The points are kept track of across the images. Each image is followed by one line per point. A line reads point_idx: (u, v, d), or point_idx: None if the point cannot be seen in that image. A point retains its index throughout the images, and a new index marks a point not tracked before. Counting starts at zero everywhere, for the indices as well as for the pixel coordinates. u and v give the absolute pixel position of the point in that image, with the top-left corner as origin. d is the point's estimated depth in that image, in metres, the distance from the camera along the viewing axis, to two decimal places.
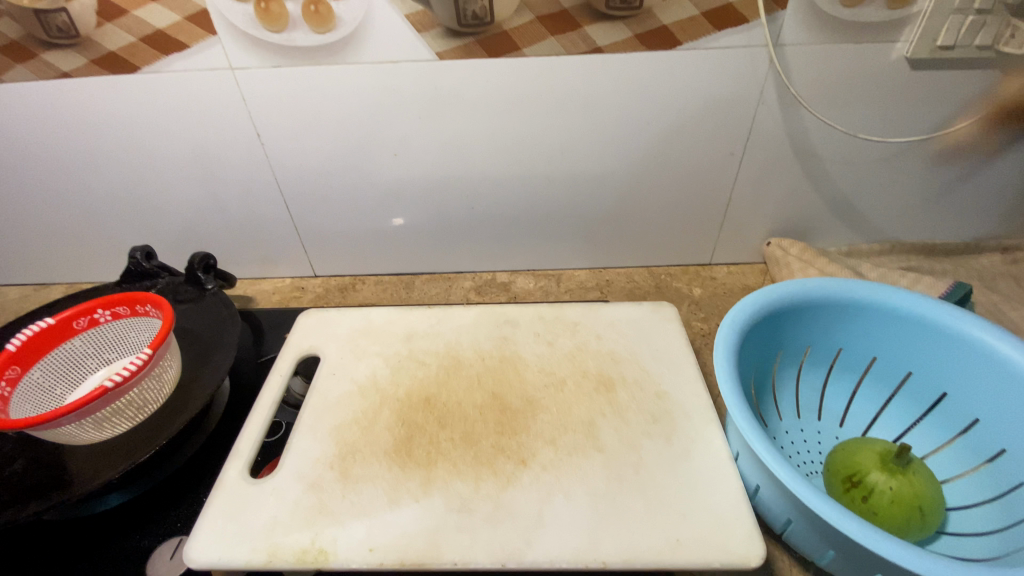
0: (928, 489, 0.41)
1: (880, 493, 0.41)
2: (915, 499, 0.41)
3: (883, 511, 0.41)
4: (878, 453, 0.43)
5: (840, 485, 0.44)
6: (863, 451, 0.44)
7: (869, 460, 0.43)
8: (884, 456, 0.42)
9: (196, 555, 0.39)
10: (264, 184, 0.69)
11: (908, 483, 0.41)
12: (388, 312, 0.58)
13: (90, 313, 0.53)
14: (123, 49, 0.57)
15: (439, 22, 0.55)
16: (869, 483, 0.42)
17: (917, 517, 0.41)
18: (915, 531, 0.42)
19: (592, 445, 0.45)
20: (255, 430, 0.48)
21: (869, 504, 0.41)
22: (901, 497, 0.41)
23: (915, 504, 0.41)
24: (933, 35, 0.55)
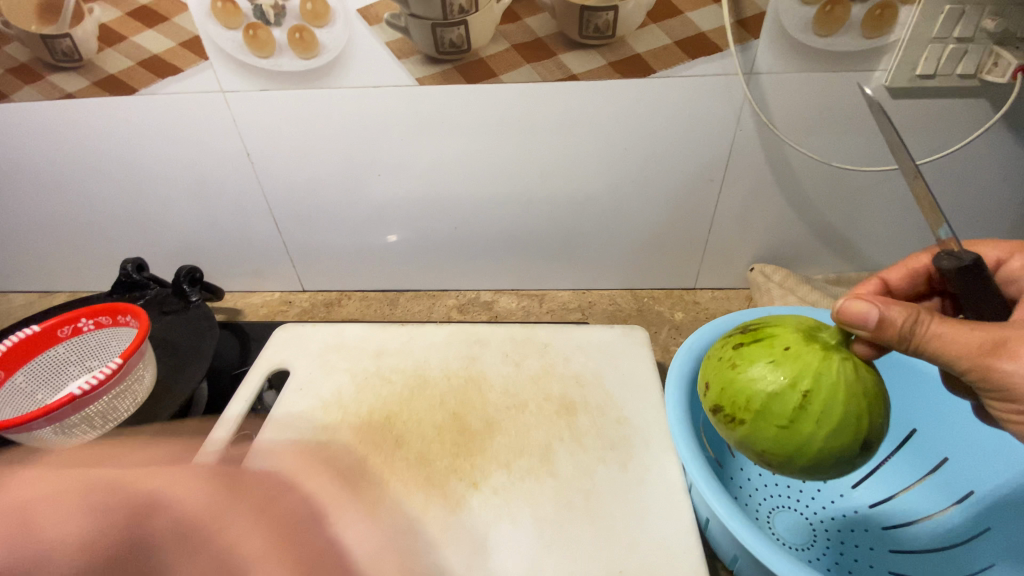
0: (845, 394, 0.33)
1: (768, 365, 0.34)
2: (813, 380, 0.33)
3: (752, 366, 0.35)
4: (809, 343, 0.35)
5: (734, 333, 0.39)
6: (799, 319, 0.38)
7: (795, 324, 0.37)
8: (817, 331, 0.36)
9: None
10: (254, 202, 0.71)
11: (818, 360, 0.34)
12: (361, 329, 0.59)
13: (73, 322, 0.55)
14: (122, 72, 0.60)
15: (417, 49, 0.57)
16: (773, 352, 0.35)
17: (797, 400, 0.33)
18: (774, 429, 0.34)
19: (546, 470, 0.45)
20: (217, 442, 0.49)
21: (746, 350, 0.36)
22: (795, 362, 0.34)
23: (804, 384, 0.33)
24: (912, 65, 0.55)
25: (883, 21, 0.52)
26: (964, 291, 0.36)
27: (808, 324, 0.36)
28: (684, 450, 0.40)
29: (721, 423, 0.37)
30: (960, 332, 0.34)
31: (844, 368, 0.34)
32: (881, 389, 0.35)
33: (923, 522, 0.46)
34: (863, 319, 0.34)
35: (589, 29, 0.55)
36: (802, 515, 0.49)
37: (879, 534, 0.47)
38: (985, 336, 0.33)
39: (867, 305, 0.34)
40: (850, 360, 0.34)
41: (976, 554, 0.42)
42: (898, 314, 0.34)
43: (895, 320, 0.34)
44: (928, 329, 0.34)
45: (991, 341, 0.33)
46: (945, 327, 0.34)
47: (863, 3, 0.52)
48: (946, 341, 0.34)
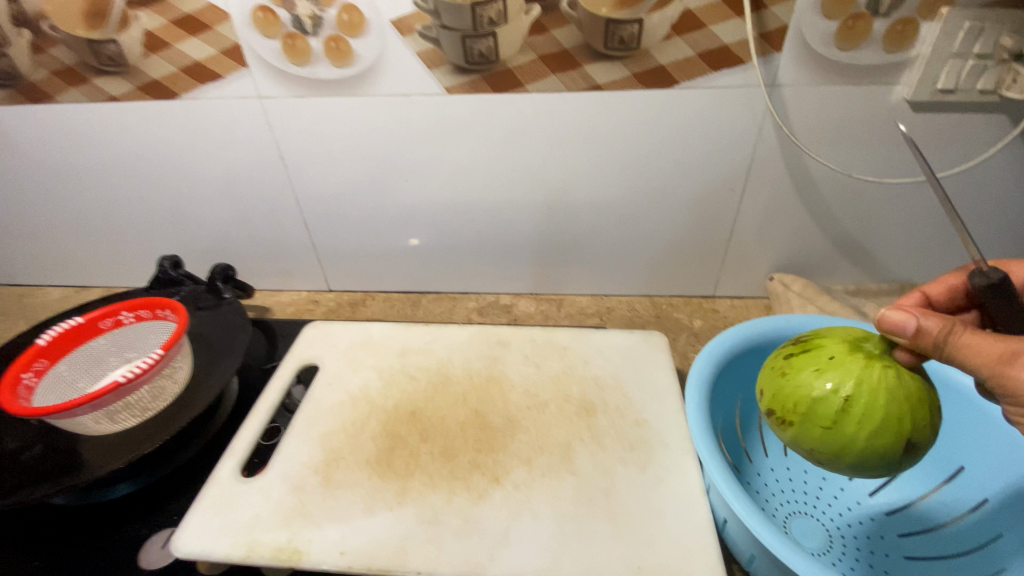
0: (889, 399, 0.34)
1: (815, 371, 0.37)
2: (857, 386, 0.35)
3: (800, 373, 0.37)
4: (855, 351, 0.36)
5: (788, 345, 0.41)
6: (851, 330, 0.39)
7: (844, 334, 0.38)
8: (864, 341, 0.37)
9: (183, 544, 0.42)
10: (285, 204, 0.74)
11: (861, 368, 0.35)
12: (387, 328, 0.61)
13: (115, 314, 0.58)
14: (166, 77, 0.63)
15: (447, 59, 0.59)
16: (820, 359, 0.37)
17: (842, 405, 0.35)
18: (821, 430, 0.36)
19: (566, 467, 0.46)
20: (251, 431, 0.51)
21: (795, 360, 0.38)
22: (841, 369, 0.36)
23: (849, 389, 0.35)
24: (932, 80, 0.55)
25: (904, 36, 0.53)
26: (996, 307, 0.36)
27: (856, 335, 0.38)
28: (706, 451, 0.41)
29: (774, 426, 0.39)
30: (982, 344, 0.35)
31: (888, 375, 0.35)
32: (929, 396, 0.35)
33: (938, 531, 0.47)
34: (901, 329, 0.35)
35: (614, 40, 0.56)
36: (818, 521, 0.49)
37: (894, 540, 0.48)
38: (1005, 346, 0.35)
39: (905, 316, 0.35)
40: (894, 367, 0.35)
41: (990, 559, 0.42)
42: (936, 325, 0.35)
43: (930, 330, 0.35)
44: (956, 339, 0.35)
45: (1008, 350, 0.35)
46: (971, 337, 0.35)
47: (884, 18, 0.53)
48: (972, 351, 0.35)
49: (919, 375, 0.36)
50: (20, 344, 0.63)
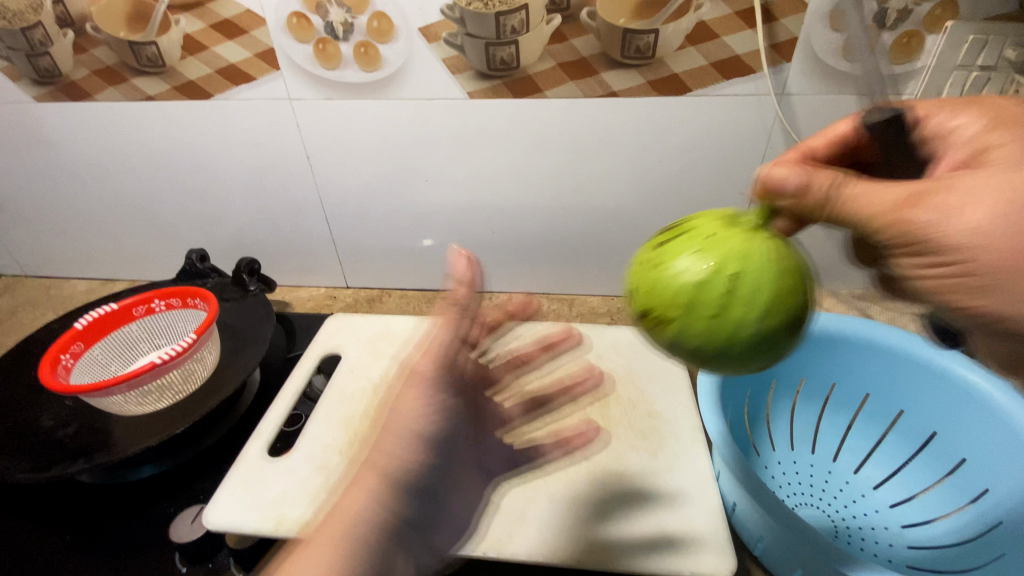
0: (762, 270, 0.32)
1: (692, 254, 0.33)
2: (731, 260, 0.32)
3: (670, 255, 0.34)
4: (731, 231, 0.34)
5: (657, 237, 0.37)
6: (719, 211, 0.36)
7: (714, 214, 0.36)
8: (733, 218, 0.35)
9: (214, 518, 0.44)
10: (308, 201, 0.77)
11: (739, 245, 0.33)
12: (406, 321, 0.63)
13: (148, 302, 0.61)
14: (201, 78, 0.66)
15: (470, 65, 0.62)
16: (697, 242, 0.34)
17: (719, 282, 0.32)
18: (706, 319, 0.32)
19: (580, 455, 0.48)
20: (277, 416, 0.53)
21: (665, 246, 0.35)
22: (710, 245, 0.33)
23: (727, 268, 0.32)
24: (937, 90, 0.58)
25: (909, 49, 0.56)
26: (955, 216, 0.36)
27: (729, 214, 0.35)
28: (717, 439, 0.43)
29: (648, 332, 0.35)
30: (966, 197, 0.32)
31: (764, 250, 0.33)
32: (801, 267, 0.33)
33: (939, 521, 0.48)
34: (783, 185, 0.35)
35: (630, 49, 0.59)
36: (824, 512, 0.51)
37: (898, 531, 0.49)
38: (903, 193, 0.34)
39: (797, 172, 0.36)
40: (770, 244, 0.33)
41: (988, 548, 0.44)
42: (817, 179, 0.35)
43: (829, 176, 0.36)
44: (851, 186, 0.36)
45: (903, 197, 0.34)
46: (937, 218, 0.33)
47: (891, 31, 0.55)
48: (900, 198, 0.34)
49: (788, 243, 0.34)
50: (55, 329, 0.66)
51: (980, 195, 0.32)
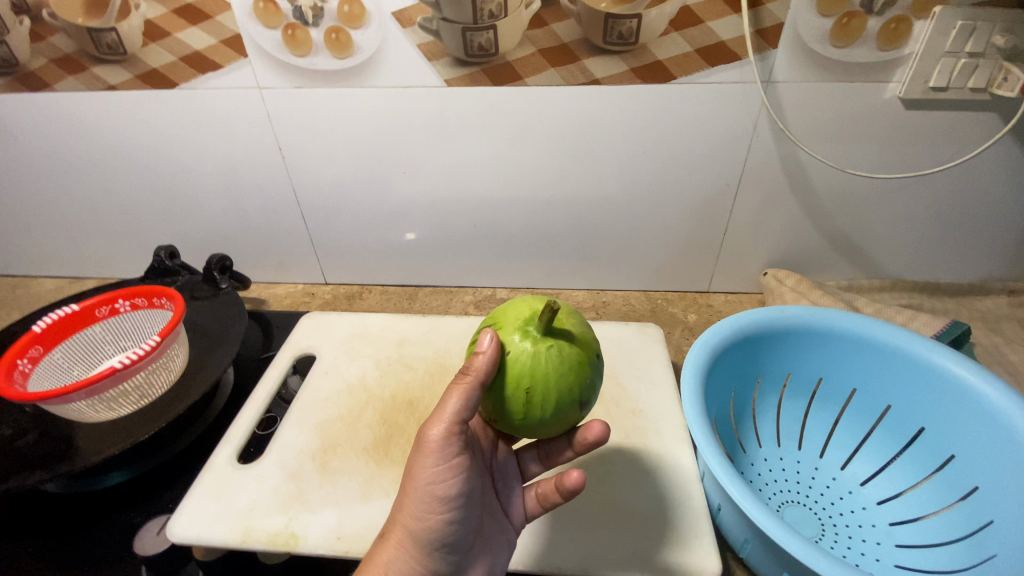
0: (552, 376, 0.36)
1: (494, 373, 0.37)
2: (521, 373, 0.36)
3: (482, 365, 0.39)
4: (522, 339, 0.37)
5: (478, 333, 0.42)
6: (521, 307, 0.40)
7: (513, 317, 0.39)
8: (532, 318, 0.38)
9: (179, 530, 0.42)
10: (282, 196, 0.74)
11: (528, 357, 0.36)
12: (384, 318, 0.61)
13: (111, 303, 0.58)
14: (165, 66, 0.62)
15: (447, 51, 0.59)
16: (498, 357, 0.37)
17: (514, 397, 0.37)
18: (517, 421, 0.37)
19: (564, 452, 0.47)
20: (247, 420, 0.51)
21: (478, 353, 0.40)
22: (505, 360, 0.37)
23: (519, 383, 0.36)
24: (924, 78, 0.56)
25: (898, 34, 0.54)
26: None
27: (523, 316, 0.39)
28: (702, 439, 0.41)
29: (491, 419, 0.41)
30: None
31: (551, 356, 0.36)
32: (583, 350, 0.38)
33: (927, 519, 0.48)
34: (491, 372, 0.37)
35: (613, 35, 0.57)
36: (812, 510, 0.50)
37: (885, 529, 0.49)
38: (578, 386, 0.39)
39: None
40: (554, 346, 0.37)
41: (979, 548, 0.43)
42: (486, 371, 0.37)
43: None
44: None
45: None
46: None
47: (878, 17, 0.53)
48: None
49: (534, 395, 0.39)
50: (15, 332, 0.63)
51: None
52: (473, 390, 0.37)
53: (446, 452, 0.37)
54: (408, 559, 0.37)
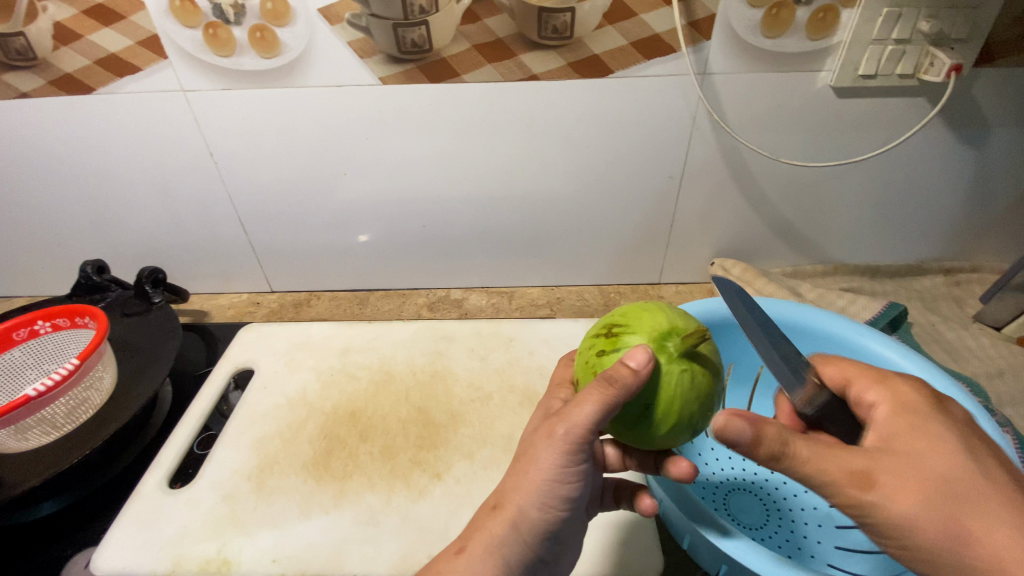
0: (678, 400, 0.33)
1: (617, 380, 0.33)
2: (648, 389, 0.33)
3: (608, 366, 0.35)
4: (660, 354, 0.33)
5: (600, 329, 0.37)
6: (658, 316, 0.35)
7: (653, 327, 0.35)
8: (670, 331, 0.34)
9: (103, 562, 0.40)
10: (219, 203, 0.71)
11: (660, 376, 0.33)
12: (327, 327, 0.59)
13: (30, 324, 0.54)
14: (79, 71, 0.58)
15: (380, 48, 0.57)
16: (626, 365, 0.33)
17: (634, 413, 0.33)
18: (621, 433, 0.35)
19: (610, 449, 0.44)
20: (180, 442, 0.48)
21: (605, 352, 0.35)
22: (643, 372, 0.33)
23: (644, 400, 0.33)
24: (854, 66, 0.57)
25: (826, 23, 0.55)
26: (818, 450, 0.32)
27: (667, 329, 0.34)
28: None
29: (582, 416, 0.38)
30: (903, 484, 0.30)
31: (683, 379, 0.33)
32: (715, 379, 0.35)
33: None
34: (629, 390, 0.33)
35: (548, 29, 0.56)
36: (757, 498, 0.51)
37: (827, 511, 0.49)
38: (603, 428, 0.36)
39: (741, 421, 0.32)
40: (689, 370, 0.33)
41: None
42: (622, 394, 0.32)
43: (763, 442, 0.32)
44: (798, 456, 0.32)
45: (858, 472, 0.31)
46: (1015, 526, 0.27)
47: (805, 7, 0.54)
48: (901, 499, 0.30)
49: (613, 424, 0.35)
50: None
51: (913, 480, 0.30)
52: (615, 405, 0.32)
53: (576, 451, 0.34)
54: (518, 540, 0.35)
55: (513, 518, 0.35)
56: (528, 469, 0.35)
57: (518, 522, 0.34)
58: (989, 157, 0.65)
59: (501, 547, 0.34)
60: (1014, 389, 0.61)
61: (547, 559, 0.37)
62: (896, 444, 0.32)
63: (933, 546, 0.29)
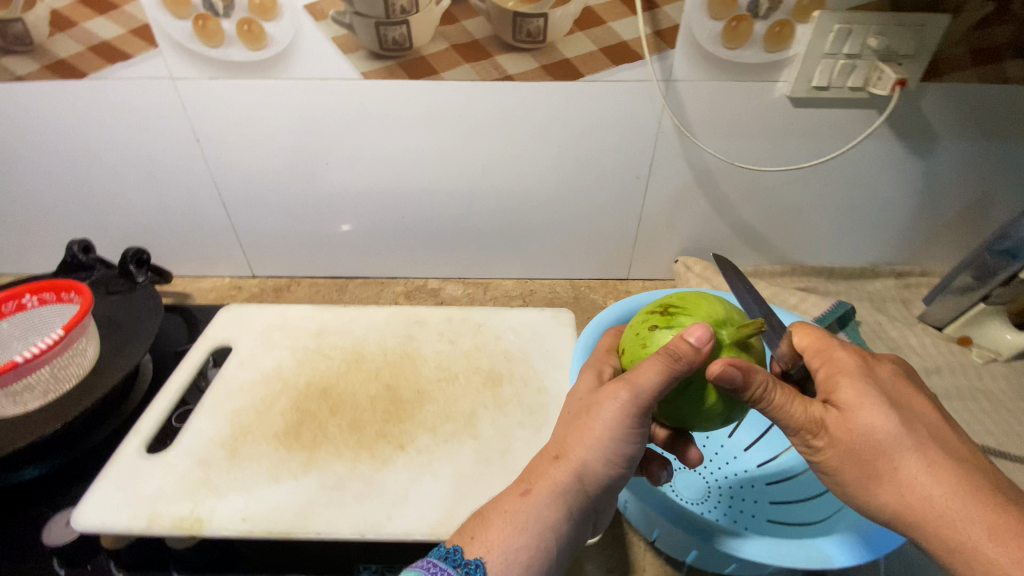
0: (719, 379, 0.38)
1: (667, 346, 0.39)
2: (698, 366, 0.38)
3: (658, 339, 0.40)
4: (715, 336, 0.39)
5: (658, 309, 0.43)
6: (715, 307, 0.41)
7: (706, 313, 0.41)
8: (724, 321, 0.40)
9: (83, 519, 0.42)
10: (205, 189, 0.73)
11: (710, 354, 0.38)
12: (305, 309, 0.62)
13: (17, 298, 0.55)
14: (73, 57, 0.60)
15: (362, 45, 0.60)
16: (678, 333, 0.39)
17: (683, 385, 0.39)
18: (666, 404, 0.40)
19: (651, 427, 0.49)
20: (159, 412, 0.51)
21: (658, 328, 0.41)
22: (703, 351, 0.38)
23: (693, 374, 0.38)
24: (808, 78, 0.61)
25: (782, 37, 0.58)
26: (781, 398, 0.36)
27: (718, 316, 0.40)
28: None
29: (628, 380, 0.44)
30: (845, 434, 0.36)
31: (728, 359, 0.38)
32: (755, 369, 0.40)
33: (799, 478, 0.53)
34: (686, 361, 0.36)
35: (522, 33, 0.59)
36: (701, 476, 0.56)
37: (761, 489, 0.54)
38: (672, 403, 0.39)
39: (733, 369, 0.35)
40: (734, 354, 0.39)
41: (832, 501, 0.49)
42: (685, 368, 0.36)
43: (751, 385, 0.36)
44: (773, 403, 0.36)
45: (814, 418, 0.36)
46: (921, 466, 0.34)
47: (763, 21, 0.58)
48: (841, 445, 0.36)
49: (669, 405, 0.39)
50: None
51: (864, 436, 0.35)
52: (675, 377, 0.36)
53: (638, 414, 0.38)
54: (577, 489, 0.39)
55: (577, 469, 0.39)
56: (591, 426, 0.39)
57: (581, 474, 0.39)
58: (937, 167, 0.70)
59: (565, 495, 0.38)
60: (948, 383, 0.65)
61: (607, 506, 0.42)
62: (838, 397, 0.37)
63: (852, 478, 0.36)
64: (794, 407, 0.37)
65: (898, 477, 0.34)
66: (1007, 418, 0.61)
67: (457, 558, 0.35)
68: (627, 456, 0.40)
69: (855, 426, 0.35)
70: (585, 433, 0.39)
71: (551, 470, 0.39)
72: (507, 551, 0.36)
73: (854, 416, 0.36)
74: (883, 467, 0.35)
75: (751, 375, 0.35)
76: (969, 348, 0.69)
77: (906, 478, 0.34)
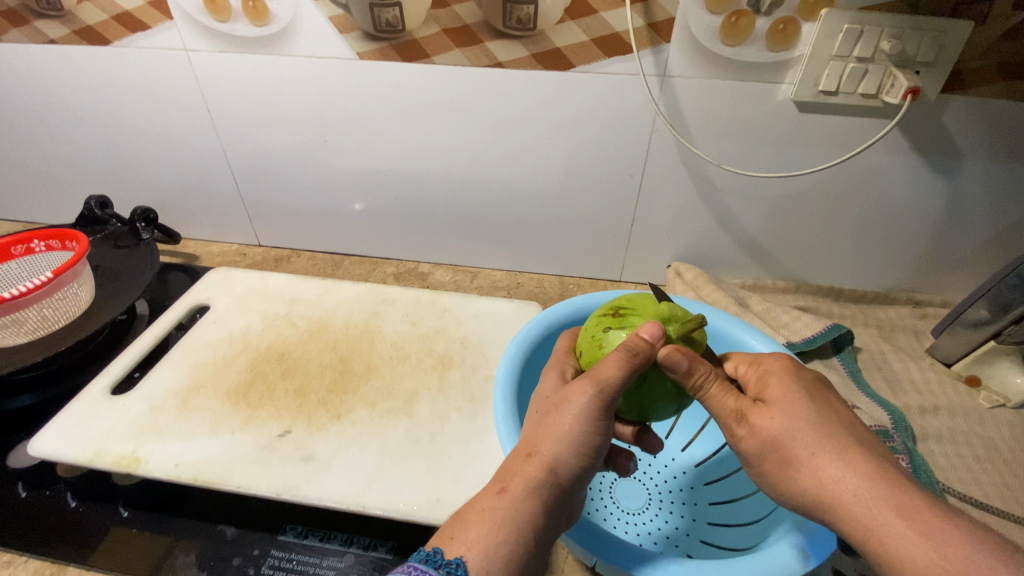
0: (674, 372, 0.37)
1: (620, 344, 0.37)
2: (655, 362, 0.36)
3: (613, 339, 0.38)
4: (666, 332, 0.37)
5: (607, 310, 0.41)
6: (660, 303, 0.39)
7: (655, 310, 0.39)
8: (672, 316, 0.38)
9: (38, 446, 0.46)
10: (215, 158, 0.77)
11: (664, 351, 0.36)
12: (284, 278, 0.65)
13: (26, 242, 0.61)
14: (98, 24, 0.65)
15: (357, 26, 0.61)
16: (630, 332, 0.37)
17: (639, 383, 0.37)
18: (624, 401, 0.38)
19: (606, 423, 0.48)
20: (129, 359, 0.54)
21: (611, 329, 0.38)
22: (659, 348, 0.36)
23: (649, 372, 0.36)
24: (815, 80, 0.57)
25: (786, 35, 0.54)
26: (716, 389, 0.36)
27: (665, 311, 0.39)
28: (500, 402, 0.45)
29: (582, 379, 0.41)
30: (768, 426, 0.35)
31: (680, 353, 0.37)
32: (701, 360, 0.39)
33: (743, 500, 0.49)
34: (641, 353, 0.34)
35: (512, 19, 0.58)
36: (645, 486, 0.54)
37: (705, 507, 0.51)
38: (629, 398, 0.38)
39: (681, 357, 0.34)
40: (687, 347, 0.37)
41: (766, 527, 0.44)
42: (643, 361, 0.34)
43: (694, 375, 0.35)
44: (709, 393, 0.36)
45: (738, 410, 0.37)
46: (835, 455, 0.33)
47: (766, 17, 0.54)
48: (761, 434, 0.36)
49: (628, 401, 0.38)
50: None
51: (785, 427, 0.35)
52: (635, 372, 0.34)
53: (607, 406, 0.36)
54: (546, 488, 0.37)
55: (549, 465, 0.37)
56: (562, 422, 0.37)
57: (554, 468, 0.37)
58: (961, 189, 0.64)
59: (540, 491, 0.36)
60: (943, 425, 0.60)
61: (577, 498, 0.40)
62: (768, 395, 0.37)
63: (775, 471, 0.36)
64: (723, 398, 0.37)
65: (815, 466, 0.33)
66: (1002, 469, 0.56)
67: (438, 558, 0.32)
68: (596, 448, 0.38)
69: (777, 416, 0.35)
70: (554, 429, 0.37)
71: (521, 467, 0.37)
72: (489, 550, 0.33)
73: (778, 407, 0.36)
74: (800, 453, 0.34)
75: (697, 368, 0.35)
76: (978, 390, 0.64)
77: (821, 473, 0.33)
